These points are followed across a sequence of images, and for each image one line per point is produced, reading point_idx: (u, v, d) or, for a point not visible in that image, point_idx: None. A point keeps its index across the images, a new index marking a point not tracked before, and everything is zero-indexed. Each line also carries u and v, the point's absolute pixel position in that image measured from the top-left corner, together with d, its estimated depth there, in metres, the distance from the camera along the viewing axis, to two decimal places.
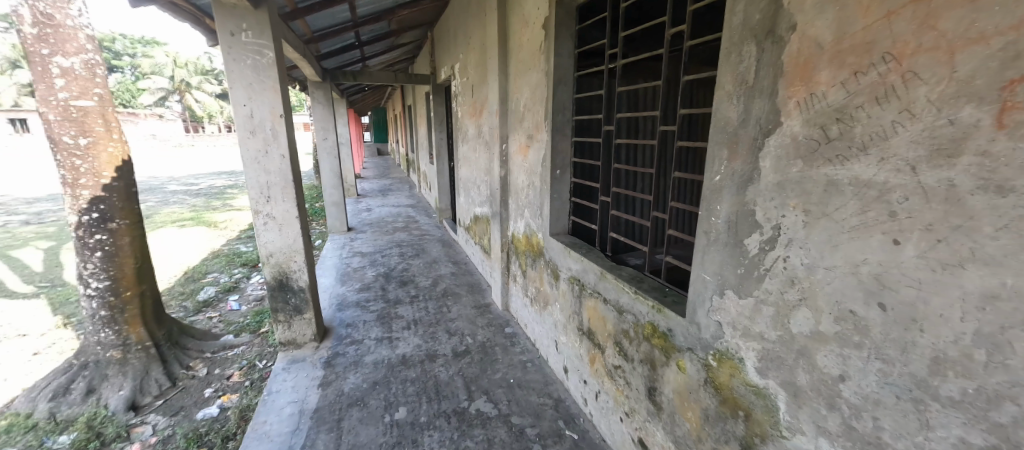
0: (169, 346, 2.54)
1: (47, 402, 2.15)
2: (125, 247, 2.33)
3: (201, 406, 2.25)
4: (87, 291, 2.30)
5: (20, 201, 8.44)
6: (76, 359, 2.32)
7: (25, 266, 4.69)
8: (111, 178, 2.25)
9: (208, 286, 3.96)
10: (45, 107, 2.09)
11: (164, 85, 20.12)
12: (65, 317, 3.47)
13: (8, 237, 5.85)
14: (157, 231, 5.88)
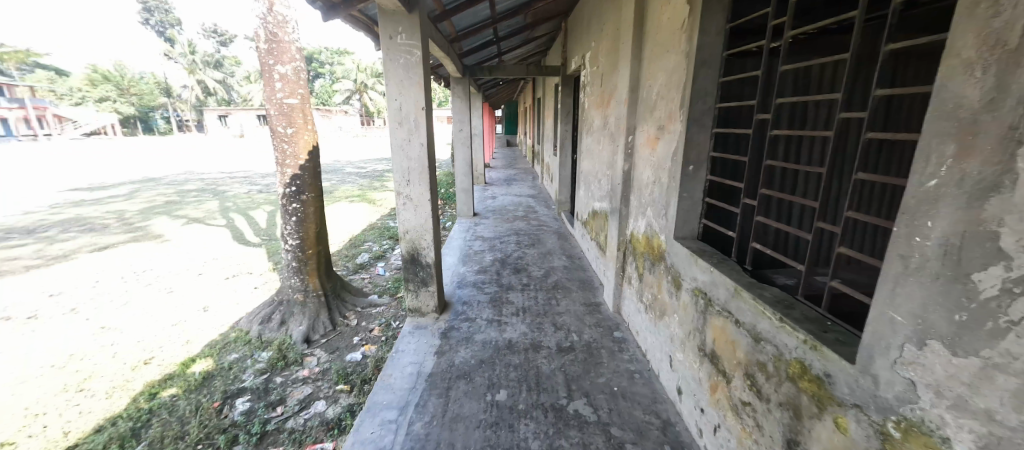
0: (333, 297, 3.33)
1: (260, 324, 3.13)
2: (310, 214, 3.11)
3: (350, 350, 2.92)
4: (286, 245, 3.15)
5: (253, 175, 11.28)
6: (277, 296, 3.29)
7: (251, 223, 6.25)
8: (304, 159, 2.99)
9: (363, 252, 4.71)
10: (270, 105, 2.91)
11: (346, 85, 24.39)
12: (272, 264, 4.55)
13: (244, 201, 7.87)
14: (333, 204, 7.20)
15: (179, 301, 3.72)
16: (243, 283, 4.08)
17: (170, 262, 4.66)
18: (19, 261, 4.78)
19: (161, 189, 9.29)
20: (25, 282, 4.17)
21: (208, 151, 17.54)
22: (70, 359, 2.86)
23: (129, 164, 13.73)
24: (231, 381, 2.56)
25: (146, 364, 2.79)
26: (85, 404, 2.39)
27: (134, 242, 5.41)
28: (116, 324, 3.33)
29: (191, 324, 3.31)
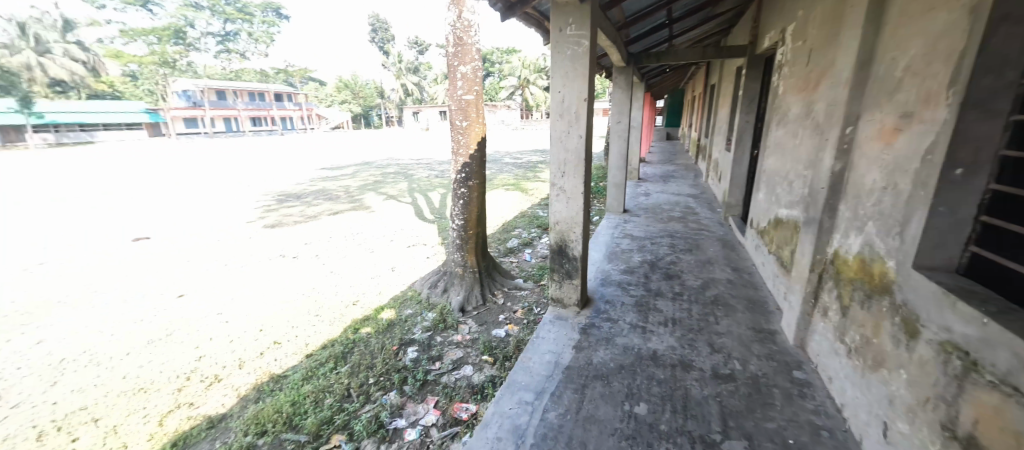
0: (486, 275, 3.62)
1: (429, 288, 3.68)
2: (473, 199, 3.42)
3: (495, 326, 3.14)
4: (452, 225, 3.56)
5: (432, 162, 13.17)
6: (442, 267, 3.79)
7: (428, 202, 7.30)
8: (473, 149, 3.29)
9: (514, 237, 4.99)
10: (451, 102, 3.29)
11: (513, 82, 26.17)
12: (440, 239, 5.23)
13: (425, 184, 9.25)
14: (493, 191, 7.83)
15: (376, 261, 4.63)
16: (417, 253, 4.82)
17: (370, 230, 5.81)
18: (286, 217, 6.66)
19: (370, 171, 11.66)
20: (288, 233, 5.79)
21: (403, 142, 21.23)
22: (311, 291, 3.89)
23: (351, 151, 17.68)
24: (406, 332, 3.10)
25: (353, 305, 3.59)
26: (317, 327, 3.24)
27: (350, 211, 6.94)
28: (338, 271, 4.37)
29: (384, 279, 4.10)
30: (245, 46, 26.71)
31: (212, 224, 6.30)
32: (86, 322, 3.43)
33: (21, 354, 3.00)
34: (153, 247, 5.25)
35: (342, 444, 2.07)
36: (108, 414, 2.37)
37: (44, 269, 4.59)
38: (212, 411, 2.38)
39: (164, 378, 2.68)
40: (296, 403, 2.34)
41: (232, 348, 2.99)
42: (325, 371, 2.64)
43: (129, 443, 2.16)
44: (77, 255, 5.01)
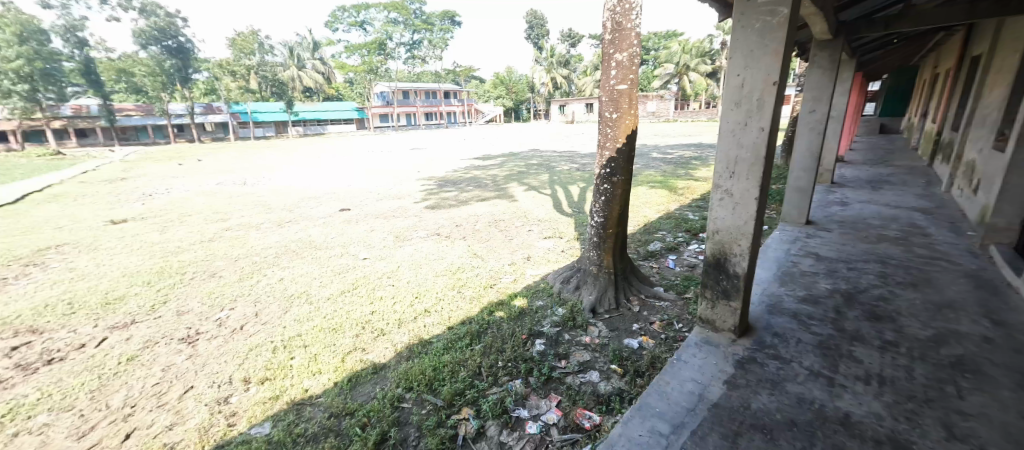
0: (621, 279, 3.35)
1: (561, 283, 3.60)
2: (616, 196, 3.16)
3: (628, 335, 2.86)
4: (591, 222, 3.38)
5: (576, 155, 13.07)
6: (577, 263, 3.66)
7: (568, 196, 7.22)
8: (620, 143, 3.03)
9: (657, 241, 4.53)
10: (603, 92, 3.08)
11: (671, 70, 24.08)
12: (577, 234, 5.09)
13: (567, 177, 9.20)
14: (637, 187, 7.30)
15: (515, 249, 4.77)
16: (553, 245, 4.79)
17: (511, 219, 6.02)
18: (443, 201, 7.42)
19: (516, 162, 12.20)
20: (442, 215, 6.43)
21: (549, 135, 21.69)
22: (456, 269, 4.21)
23: (501, 143, 18.85)
24: (536, 323, 3.08)
25: (490, 287, 3.76)
26: (458, 303, 3.48)
27: (495, 199, 7.33)
28: (481, 254, 4.64)
29: (520, 267, 4.19)
30: (425, 51, 30.93)
31: (388, 202, 7.43)
32: (306, 268, 4.38)
33: (272, 283, 4.02)
34: (347, 217, 6.47)
35: (470, 419, 2.15)
36: (313, 343, 2.96)
37: (284, 226, 6.08)
38: (376, 358, 2.77)
39: (348, 323, 3.23)
40: (437, 369, 2.54)
41: (393, 309, 3.43)
42: (462, 345, 2.81)
43: (323, 369, 2.66)
44: (302, 218, 6.50)
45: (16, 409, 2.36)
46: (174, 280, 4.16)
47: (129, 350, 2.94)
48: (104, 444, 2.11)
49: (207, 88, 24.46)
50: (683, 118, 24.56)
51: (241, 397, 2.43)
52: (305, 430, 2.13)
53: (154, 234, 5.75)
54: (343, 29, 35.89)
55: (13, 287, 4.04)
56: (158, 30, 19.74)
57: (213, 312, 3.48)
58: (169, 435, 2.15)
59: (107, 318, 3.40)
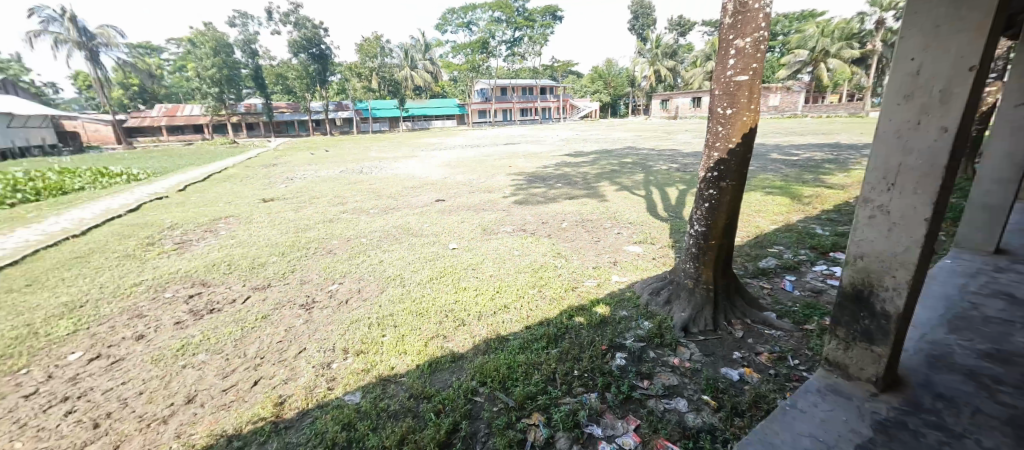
0: (722, 298, 2.89)
1: (650, 294, 3.26)
2: (724, 204, 2.71)
3: (727, 364, 2.44)
4: (690, 230, 2.97)
5: (679, 154, 12.02)
6: (670, 274, 3.27)
7: (666, 198, 6.61)
8: (735, 143, 2.58)
9: (771, 257, 3.86)
10: (717, 84, 2.67)
11: (803, 57, 20.84)
12: (672, 241, 4.60)
13: (666, 177, 8.48)
14: (750, 193, 6.38)
15: (602, 251, 4.48)
16: (644, 251, 4.39)
17: (600, 219, 5.71)
18: (531, 196, 7.35)
19: (611, 160, 11.65)
20: (530, 210, 6.35)
21: (649, 132, 20.36)
22: (540, 267, 4.08)
23: (597, 140, 18.21)
24: (618, 334, 2.81)
25: (571, 289, 3.56)
26: (537, 301, 3.35)
27: (585, 197, 7.04)
28: (565, 253, 4.46)
29: (605, 272, 3.91)
30: (526, 47, 31.34)
31: (479, 195, 7.61)
32: (404, 253, 4.66)
33: (373, 264, 4.32)
34: (440, 208, 6.77)
35: (540, 426, 2.01)
36: (402, 324, 3.08)
37: (389, 212, 6.58)
38: (455, 347, 2.76)
39: (434, 308, 3.30)
40: (511, 367, 2.45)
41: (474, 300, 3.42)
42: (538, 346, 2.67)
43: (409, 349, 2.73)
44: (403, 206, 7.00)
45: (189, 345, 2.84)
46: (301, 253, 4.72)
47: (264, 309, 3.38)
48: (240, 386, 2.42)
49: (338, 88, 28.00)
50: (816, 113, 21.08)
51: (340, 365, 2.61)
52: (387, 405, 2.19)
53: (289, 212, 6.67)
54: (451, 30, 38.08)
55: (195, 247, 4.98)
56: (308, 40, 22.82)
57: (326, 284, 3.87)
58: (282, 390, 2.38)
59: (253, 279, 3.99)
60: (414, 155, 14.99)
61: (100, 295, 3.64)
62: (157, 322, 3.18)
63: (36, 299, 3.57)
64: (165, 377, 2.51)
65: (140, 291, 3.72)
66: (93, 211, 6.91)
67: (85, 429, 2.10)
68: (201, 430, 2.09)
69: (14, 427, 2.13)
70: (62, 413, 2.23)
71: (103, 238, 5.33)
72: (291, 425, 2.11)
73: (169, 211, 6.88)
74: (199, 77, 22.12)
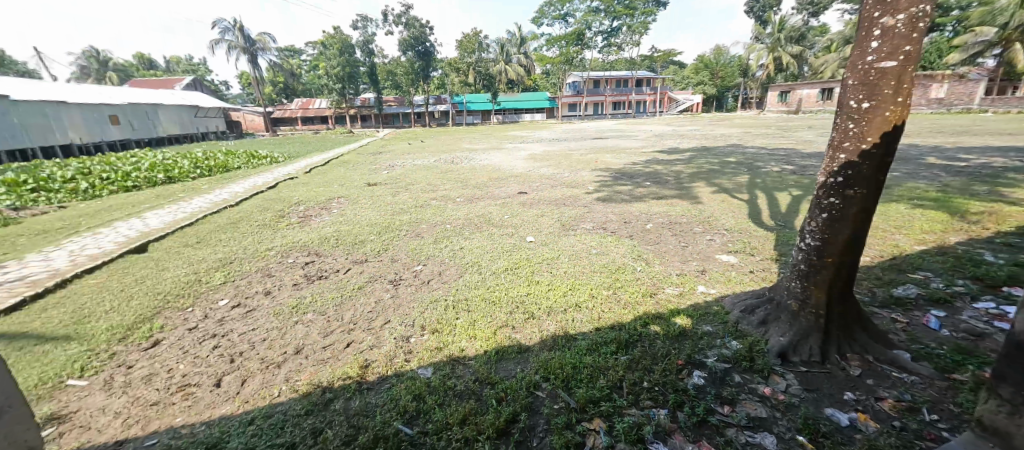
0: (836, 327, 2.34)
1: (741, 312, 2.79)
2: (848, 217, 2.14)
3: (833, 405, 1.99)
4: (800, 243, 2.43)
5: (795, 155, 10.45)
6: (771, 292, 2.75)
7: (774, 204, 5.76)
8: (871, 143, 2.01)
9: (910, 284, 3.12)
10: (851, 74, 2.12)
11: (988, 36, 16.06)
12: (776, 254, 3.94)
13: (777, 181, 7.41)
14: (889, 204, 5.28)
15: (689, 257, 4.01)
16: (739, 262, 3.82)
17: (690, 223, 5.13)
18: (616, 194, 6.97)
19: (709, 159, 10.58)
20: (612, 208, 5.99)
21: (760, 129, 18.09)
22: (617, 268, 3.70)
23: (696, 137, 16.70)
24: (698, 350, 2.46)
25: (650, 295, 3.17)
26: (611, 303, 3.04)
27: (675, 198, 6.45)
28: (647, 257, 4.01)
29: (691, 281, 3.43)
30: (623, 38, 30.09)
31: (562, 190, 7.45)
32: (484, 240, 4.54)
33: (458, 250, 4.23)
34: (521, 200, 6.78)
35: (600, 432, 1.87)
36: (476, 310, 2.97)
37: (474, 202, 6.75)
38: (522, 338, 2.62)
39: (507, 298, 3.13)
40: (577, 367, 2.29)
41: (545, 295, 3.19)
42: (607, 350, 2.44)
43: (479, 334, 2.65)
44: (487, 196, 7.16)
45: (302, 305, 3.10)
46: (395, 233, 4.92)
47: (360, 280, 3.56)
48: (336, 345, 2.56)
49: (438, 83, 29.79)
50: (997, 108, 16.66)
51: (418, 340, 2.62)
52: (454, 384, 2.17)
53: (387, 196, 7.21)
54: (548, 23, 38.00)
55: (313, 222, 5.60)
56: (415, 38, 24.30)
57: (412, 264, 3.89)
58: (368, 355, 2.47)
59: (355, 253, 4.24)
60: (502, 148, 15.29)
61: (244, 255, 4.23)
62: (281, 281, 3.57)
63: (201, 253, 4.30)
64: (281, 329, 2.77)
65: (272, 255, 4.23)
66: (244, 187, 8.21)
67: (223, 362, 2.41)
68: (304, 378, 2.26)
69: (179, 352, 2.54)
70: (210, 346, 2.59)
71: (248, 209, 6.30)
72: (372, 387, 2.19)
73: (295, 189, 7.97)
74: (326, 73, 25.39)
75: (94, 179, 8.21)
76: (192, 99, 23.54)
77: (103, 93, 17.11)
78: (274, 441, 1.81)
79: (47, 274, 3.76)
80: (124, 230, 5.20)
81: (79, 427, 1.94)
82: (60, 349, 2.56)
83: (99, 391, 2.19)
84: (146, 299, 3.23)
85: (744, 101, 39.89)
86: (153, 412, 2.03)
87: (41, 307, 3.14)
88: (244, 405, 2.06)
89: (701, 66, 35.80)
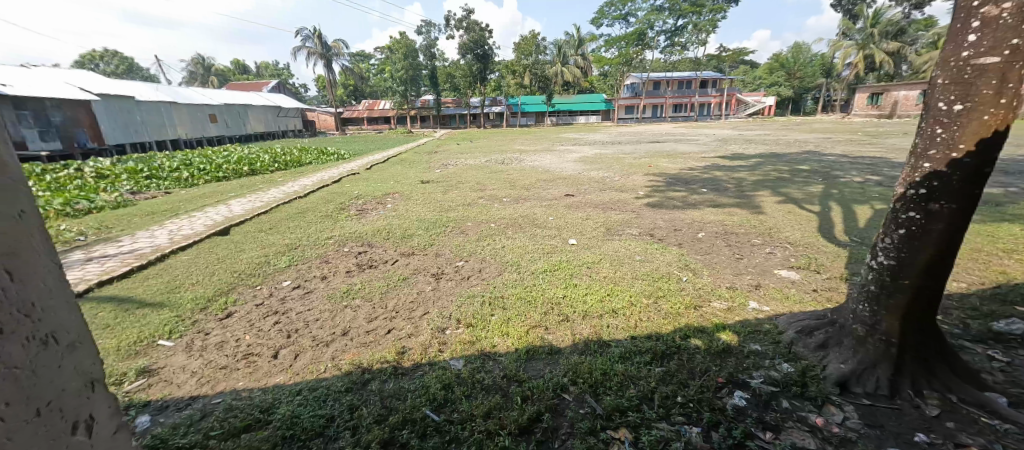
0: (913, 358, 1.93)
1: (797, 333, 2.41)
2: (931, 238, 1.73)
3: (900, 445, 1.65)
4: (871, 261, 2.03)
5: (882, 164, 9.34)
6: (834, 314, 2.35)
7: (850, 218, 5.19)
8: (961, 152, 1.61)
9: (1016, 318, 2.56)
10: (942, 71, 1.72)
11: None
12: (846, 273, 3.42)
13: (856, 192, 6.67)
14: (998, 225, 4.56)
15: (743, 269, 3.62)
16: (801, 280, 3.37)
17: (748, 234, 4.68)
18: (668, 200, 6.68)
19: (778, 166, 9.77)
20: (662, 214, 5.73)
21: (842, 134, 16.37)
22: (661, 276, 3.41)
23: (765, 141, 15.51)
24: (742, 369, 2.16)
25: (693, 308, 2.85)
26: (650, 312, 2.79)
27: (734, 207, 6.04)
28: (695, 267, 3.66)
29: (742, 295, 3.06)
30: (687, 37, 28.74)
31: (610, 194, 7.28)
32: (525, 241, 4.56)
33: (501, 248, 4.30)
34: (568, 202, 6.72)
35: (625, 444, 1.71)
36: (511, 307, 2.95)
37: (520, 202, 6.79)
38: (555, 340, 2.53)
39: (542, 298, 3.06)
40: (607, 374, 2.13)
41: (581, 299, 3.03)
42: (640, 359, 2.25)
43: (511, 332, 2.62)
44: (534, 197, 7.17)
45: (352, 290, 3.35)
46: (441, 230, 5.11)
47: (406, 272, 3.74)
48: (377, 331, 2.73)
49: (496, 85, 30.35)
50: None
51: (452, 332, 2.68)
52: (482, 378, 2.15)
53: (438, 194, 7.48)
54: (608, 23, 37.28)
55: (370, 215, 5.99)
56: (474, 42, 24.81)
57: (455, 260, 4.02)
58: (405, 342, 2.58)
59: (403, 246, 4.47)
60: (553, 150, 15.23)
61: (306, 242, 4.63)
62: (336, 268, 3.86)
63: (273, 238, 4.78)
64: (332, 311, 3.02)
65: (332, 243, 4.60)
66: (313, 180, 8.92)
67: (282, 337, 2.68)
68: (348, 357, 2.44)
69: (246, 324, 2.87)
70: (271, 322, 2.88)
71: (315, 200, 6.87)
72: (406, 373, 2.27)
73: (356, 184, 8.52)
74: (392, 76, 26.94)
75: (193, 169, 9.36)
76: (275, 100, 26.12)
77: (205, 93, 19.62)
78: (315, 412, 1.93)
79: (151, 249, 4.39)
80: (213, 214, 5.92)
81: (164, 380, 2.27)
82: (155, 313, 3.00)
83: (182, 351, 2.54)
84: (225, 275, 3.67)
85: (826, 103, 36.33)
86: (221, 374, 2.31)
87: (143, 276, 3.68)
88: (294, 376, 2.27)
89: (776, 66, 33.20)
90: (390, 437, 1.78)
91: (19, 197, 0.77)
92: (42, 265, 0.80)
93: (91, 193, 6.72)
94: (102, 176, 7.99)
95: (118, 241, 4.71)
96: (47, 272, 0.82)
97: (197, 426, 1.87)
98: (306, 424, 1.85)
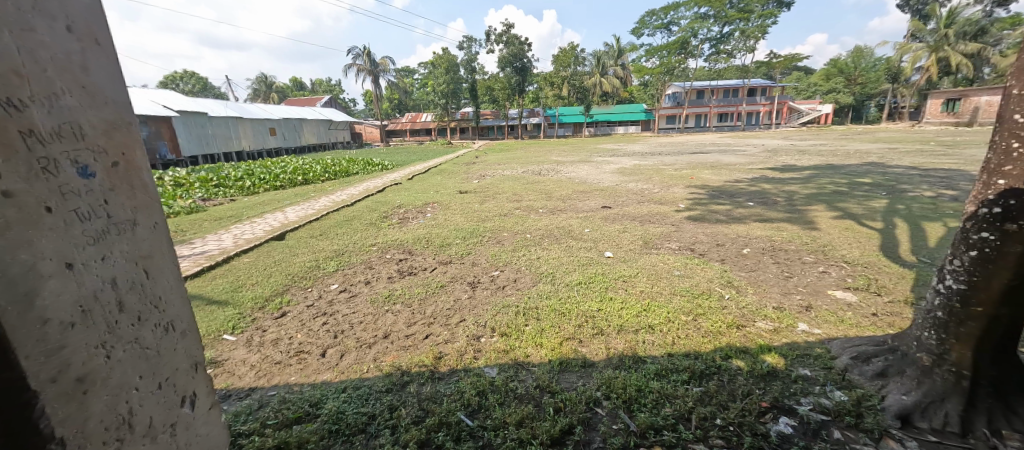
0: (988, 392, 1.79)
1: (851, 358, 2.28)
2: (1006, 261, 1.60)
3: None
4: (938, 285, 1.92)
5: (959, 177, 8.52)
6: (896, 340, 2.21)
7: (917, 236, 4.79)
8: None
9: None
10: (1018, 80, 1.63)
11: None
12: (912, 297, 3.19)
13: (925, 208, 6.15)
14: None
15: (791, 288, 3.48)
16: (858, 301, 3.18)
17: (799, 251, 4.44)
18: (709, 213, 6.49)
19: (834, 178, 9.19)
20: (703, 228, 5.57)
21: (911, 144, 15.06)
22: (701, 293, 3.33)
23: (820, 152, 14.51)
24: (788, 394, 2.08)
25: (736, 327, 2.78)
26: (689, 330, 2.75)
27: (783, 221, 5.74)
28: (738, 284, 3.55)
29: (790, 317, 2.93)
30: (734, 44, 27.58)
31: (649, 206, 7.14)
32: (560, 252, 4.59)
33: (538, 258, 4.39)
34: (604, 213, 6.71)
35: None
36: (545, 318, 3.01)
37: (556, 213, 6.83)
38: (589, 353, 2.56)
39: (576, 310, 3.09)
40: (641, 391, 2.13)
41: (617, 313, 3.04)
42: (677, 378, 2.23)
43: (545, 343, 2.68)
44: (570, 208, 7.19)
45: (393, 296, 3.54)
46: (478, 239, 5.26)
47: (443, 280, 3.89)
48: (415, 335, 2.88)
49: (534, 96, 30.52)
50: None
51: (487, 340, 2.77)
52: (515, 387, 2.22)
53: (475, 204, 7.65)
54: (649, 33, 36.49)
55: (410, 223, 6.23)
56: (514, 55, 25.01)
57: (490, 270, 4.12)
58: (442, 348, 2.70)
59: (441, 255, 4.64)
60: (590, 160, 15.14)
61: (352, 248, 4.91)
62: (379, 274, 4.08)
63: (322, 243, 5.13)
64: (374, 315, 3.21)
65: (375, 250, 4.86)
66: (359, 189, 9.45)
67: (328, 337, 2.89)
68: (388, 359, 2.59)
69: (299, 324, 3.10)
70: (320, 322, 3.11)
71: (361, 208, 7.26)
72: (443, 377, 2.38)
73: (400, 193, 8.93)
74: (433, 89, 27.79)
75: (255, 178, 10.17)
76: (328, 114, 27.81)
77: (265, 107, 21.18)
78: (359, 409, 2.08)
79: (218, 251, 4.85)
80: (270, 220, 6.42)
81: (227, 372, 2.51)
82: (219, 310, 3.31)
83: (243, 346, 2.80)
84: (280, 277, 3.99)
85: (892, 110, 33.70)
86: (275, 369, 2.54)
87: (211, 275, 4.07)
88: (340, 374, 2.45)
89: (834, 72, 31.28)
90: (426, 438, 1.88)
91: (154, 211, 0.96)
92: (169, 267, 0.99)
93: (170, 198, 7.48)
94: (179, 184, 8.85)
95: (191, 243, 5.22)
96: (170, 271, 0.99)
97: (256, 415, 2.06)
98: (349, 420, 2.00)
